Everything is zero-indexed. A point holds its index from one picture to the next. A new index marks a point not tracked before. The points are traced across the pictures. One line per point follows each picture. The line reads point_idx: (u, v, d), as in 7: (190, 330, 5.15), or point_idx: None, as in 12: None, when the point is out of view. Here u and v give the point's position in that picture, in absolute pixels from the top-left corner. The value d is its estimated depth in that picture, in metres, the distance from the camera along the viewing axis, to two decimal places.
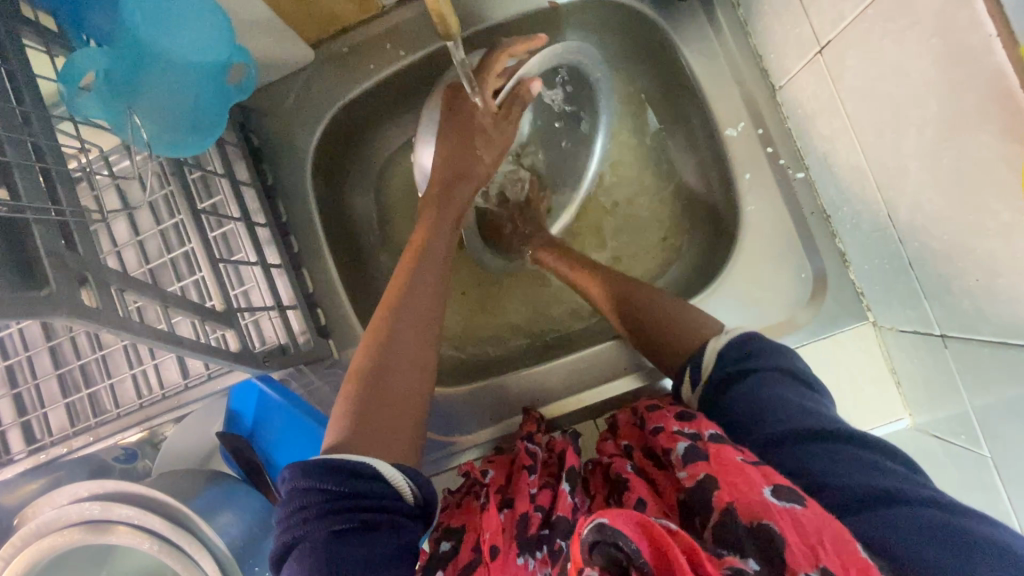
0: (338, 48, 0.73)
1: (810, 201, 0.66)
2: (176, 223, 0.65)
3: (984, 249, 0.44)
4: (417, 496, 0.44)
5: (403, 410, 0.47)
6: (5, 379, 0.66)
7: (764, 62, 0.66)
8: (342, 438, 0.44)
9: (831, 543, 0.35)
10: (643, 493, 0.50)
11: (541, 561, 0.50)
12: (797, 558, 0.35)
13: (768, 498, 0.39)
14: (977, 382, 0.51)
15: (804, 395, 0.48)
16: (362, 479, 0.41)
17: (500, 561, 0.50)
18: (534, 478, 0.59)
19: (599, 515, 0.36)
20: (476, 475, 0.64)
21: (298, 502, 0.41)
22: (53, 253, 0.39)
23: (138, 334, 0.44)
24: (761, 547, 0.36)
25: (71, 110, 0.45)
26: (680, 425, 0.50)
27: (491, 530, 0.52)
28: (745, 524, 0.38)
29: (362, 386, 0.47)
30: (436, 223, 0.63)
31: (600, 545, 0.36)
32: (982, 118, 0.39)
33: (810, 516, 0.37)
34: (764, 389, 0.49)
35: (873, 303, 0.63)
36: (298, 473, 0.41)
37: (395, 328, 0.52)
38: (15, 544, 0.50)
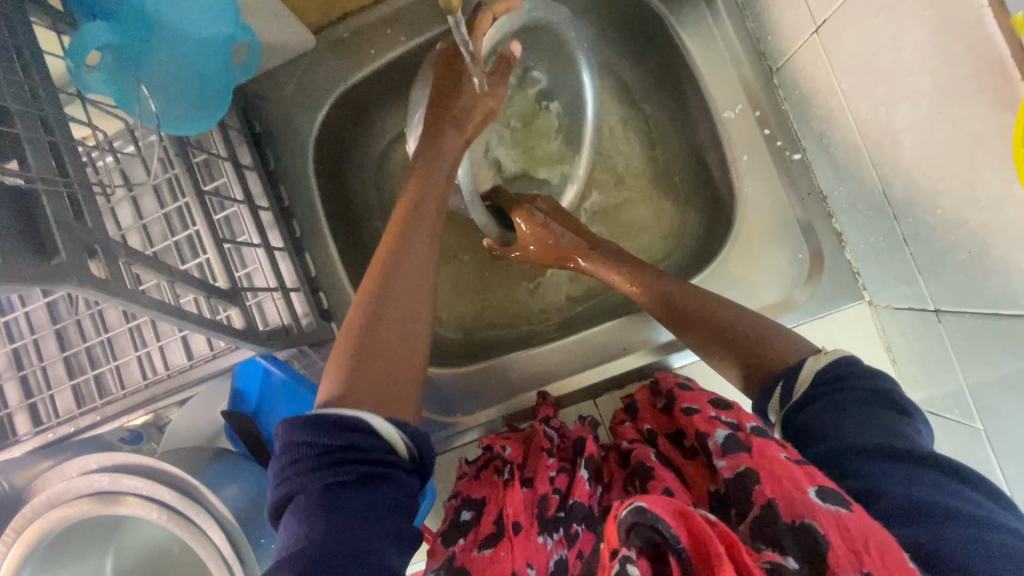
0: (340, 33, 0.73)
1: (807, 182, 0.67)
2: (180, 206, 0.66)
3: (977, 221, 0.45)
4: (411, 450, 0.43)
5: (397, 365, 0.46)
6: (11, 362, 0.67)
7: (762, 45, 0.67)
8: (334, 390, 0.43)
9: (877, 550, 0.33)
10: (670, 483, 0.52)
11: (558, 541, 0.55)
12: (841, 562, 0.34)
13: (815, 500, 0.38)
14: (970, 355, 0.52)
15: (897, 420, 0.44)
16: (355, 433, 0.40)
17: (523, 536, 0.54)
18: (552, 460, 0.60)
19: (638, 499, 0.37)
20: (495, 450, 0.64)
21: (293, 455, 0.40)
22: (63, 225, 0.40)
23: (147, 308, 0.45)
24: (802, 547, 0.36)
25: (79, 86, 0.46)
26: (715, 414, 0.55)
27: (514, 507, 0.55)
28: (787, 522, 0.39)
29: (354, 342, 0.46)
30: (437, 183, 0.61)
31: (637, 526, 0.37)
32: (974, 89, 0.40)
33: (857, 520, 0.35)
34: (846, 412, 0.45)
35: (869, 282, 0.64)
36: (290, 428, 0.40)
37: (390, 283, 0.50)
38: (26, 516, 0.51)
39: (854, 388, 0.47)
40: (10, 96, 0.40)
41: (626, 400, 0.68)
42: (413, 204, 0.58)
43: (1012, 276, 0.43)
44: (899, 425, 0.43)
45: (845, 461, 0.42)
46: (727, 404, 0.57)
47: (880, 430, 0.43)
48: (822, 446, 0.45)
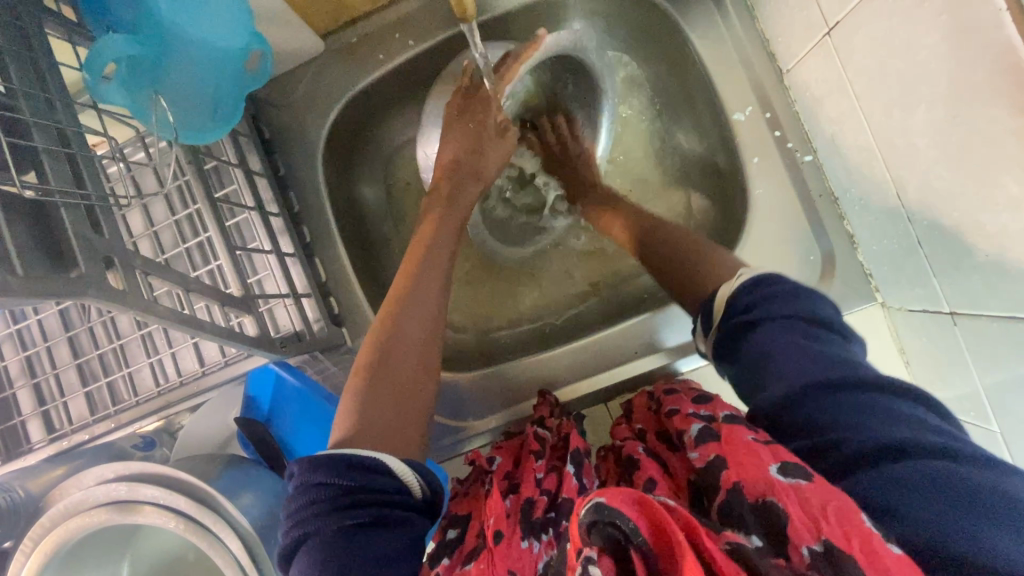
0: (348, 38, 0.73)
1: (819, 183, 0.67)
2: (191, 213, 0.66)
3: (992, 224, 0.45)
4: (424, 489, 0.44)
5: (410, 402, 0.48)
6: (25, 369, 0.68)
7: (772, 46, 0.67)
8: (348, 429, 0.45)
9: (835, 516, 0.33)
10: (653, 473, 0.53)
11: (547, 543, 0.53)
12: (800, 533, 0.34)
13: (775, 476, 0.38)
14: (986, 357, 0.51)
15: (817, 338, 0.44)
16: (370, 473, 0.41)
17: (505, 543, 0.50)
18: (541, 462, 0.61)
19: (597, 496, 0.38)
20: (481, 464, 0.66)
21: (308, 498, 0.41)
22: (81, 236, 0.40)
23: (163, 317, 0.45)
24: (766, 524, 0.37)
25: (97, 99, 0.46)
26: (693, 410, 0.55)
27: (495, 515, 0.53)
28: (753, 504, 0.39)
29: (366, 381, 0.48)
30: (448, 220, 0.64)
31: (598, 525, 0.37)
32: (991, 93, 0.40)
33: (815, 490, 0.36)
34: (780, 337, 0.45)
35: (882, 284, 0.64)
36: (303, 468, 0.41)
37: (402, 320, 0.52)
38: (44, 525, 0.52)
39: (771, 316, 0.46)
40: (28, 110, 0.40)
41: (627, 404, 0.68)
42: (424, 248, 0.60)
43: None
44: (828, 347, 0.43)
45: (786, 406, 0.41)
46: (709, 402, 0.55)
47: (811, 356, 0.42)
48: (771, 386, 0.43)
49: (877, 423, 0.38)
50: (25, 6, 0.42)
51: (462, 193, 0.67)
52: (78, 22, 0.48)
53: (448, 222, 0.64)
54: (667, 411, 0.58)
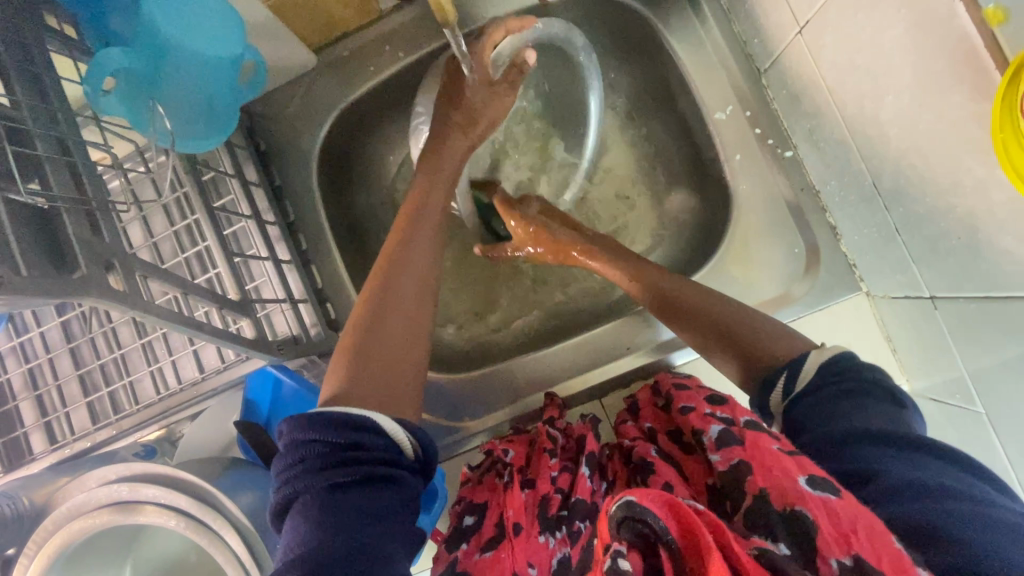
0: (340, 52, 0.76)
1: (800, 178, 0.69)
2: (189, 223, 0.68)
3: (963, 208, 0.46)
4: (416, 449, 0.45)
5: (399, 362, 0.49)
6: (27, 381, 0.69)
7: (749, 47, 0.69)
8: (339, 388, 0.46)
9: (865, 533, 0.36)
10: (671, 477, 0.54)
11: (560, 540, 0.55)
12: (830, 547, 0.37)
13: (806, 489, 0.41)
14: (967, 340, 0.53)
15: (890, 412, 0.46)
16: (358, 431, 0.42)
17: (524, 536, 0.55)
18: (555, 461, 0.61)
19: (627, 495, 0.39)
20: (497, 454, 0.66)
21: (298, 455, 0.42)
22: (83, 241, 0.41)
23: (162, 319, 0.46)
24: (795, 533, 0.40)
25: (95, 108, 0.48)
26: (709, 410, 0.57)
27: (515, 508, 0.57)
28: (778, 510, 0.42)
29: (360, 338, 0.49)
30: (431, 196, 0.65)
31: (628, 520, 0.39)
32: (952, 80, 0.42)
33: (845, 505, 0.38)
34: (848, 403, 0.47)
35: (866, 273, 0.66)
36: (296, 425, 0.42)
37: (392, 285, 0.54)
38: (47, 528, 0.53)
39: (852, 382, 0.49)
40: (32, 121, 0.42)
41: (631, 399, 0.69)
42: (409, 223, 0.61)
43: (1002, 261, 0.45)
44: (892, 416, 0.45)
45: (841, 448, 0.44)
46: (721, 404, 0.57)
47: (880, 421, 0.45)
48: (826, 432, 0.46)
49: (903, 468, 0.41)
50: (28, 25, 0.45)
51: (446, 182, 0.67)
52: (80, 41, 0.51)
53: (433, 197, 0.65)
54: (682, 411, 0.59)
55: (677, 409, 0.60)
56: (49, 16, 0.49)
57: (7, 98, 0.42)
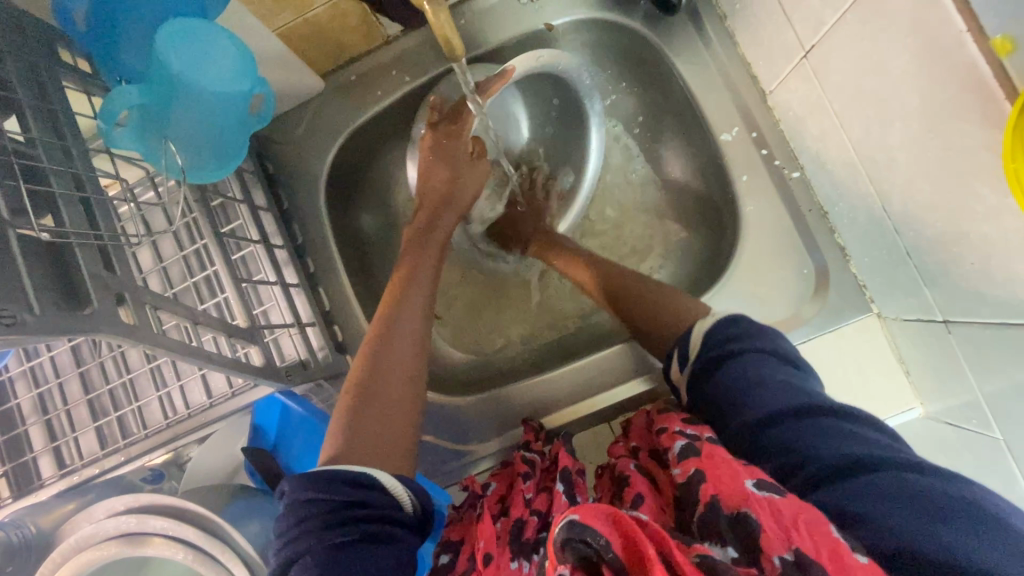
0: (347, 76, 0.77)
1: (808, 199, 0.69)
2: (197, 248, 0.68)
3: (975, 233, 0.46)
4: (415, 504, 0.46)
5: (395, 418, 0.49)
6: (37, 406, 0.69)
7: (754, 69, 0.69)
8: (337, 448, 0.46)
9: (806, 528, 0.36)
10: (642, 490, 0.50)
11: (536, 564, 0.50)
12: (772, 542, 0.36)
13: (751, 490, 0.40)
14: (983, 365, 0.52)
15: (787, 371, 0.49)
16: (357, 488, 0.43)
17: (494, 566, 0.50)
18: (528, 484, 0.58)
19: (570, 513, 0.37)
20: (473, 490, 0.64)
21: (298, 514, 0.42)
22: (95, 275, 0.42)
23: (171, 350, 0.46)
24: (741, 536, 0.38)
25: (108, 143, 0.49)
26: (680, 427, 0.50)
27: (485, 539, 0.53)
28: (726, 513, 0.40)
29: (358, 401, 0.49)
30: (428, 243, 0.67)
31: (570, 543, 0.37)
32: (961, 108, 0.42)
33: (787, 503, 0.38)
34: (758, 367, 0.49)
35: (877, 294, 0.65)
36: (298, 485, 0.43)
37: (388, 337, 0.54)
38: (55, 559, 0.53)
39: (749, 349, 0.51)
40: (46, 157, 0.43)
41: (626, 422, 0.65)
42: (406, 277, 0.62)
43: (1015, 286, 0.44)
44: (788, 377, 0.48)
45: (766, 426, 0.45)
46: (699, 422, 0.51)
47: (786, 385, 0.47)
48: (744, 414, 0.47)
49: (837, 440, 0.42)
50: (43, 62, 0.46)
51: (440, 223, 0.69)
52: (94, 75, 0.51)
53: (431, 246, 0.67)
54: (657, 430, 0.54)
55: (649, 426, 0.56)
56: (64, 52, 0.50)
57: (22, 136, 0.43)
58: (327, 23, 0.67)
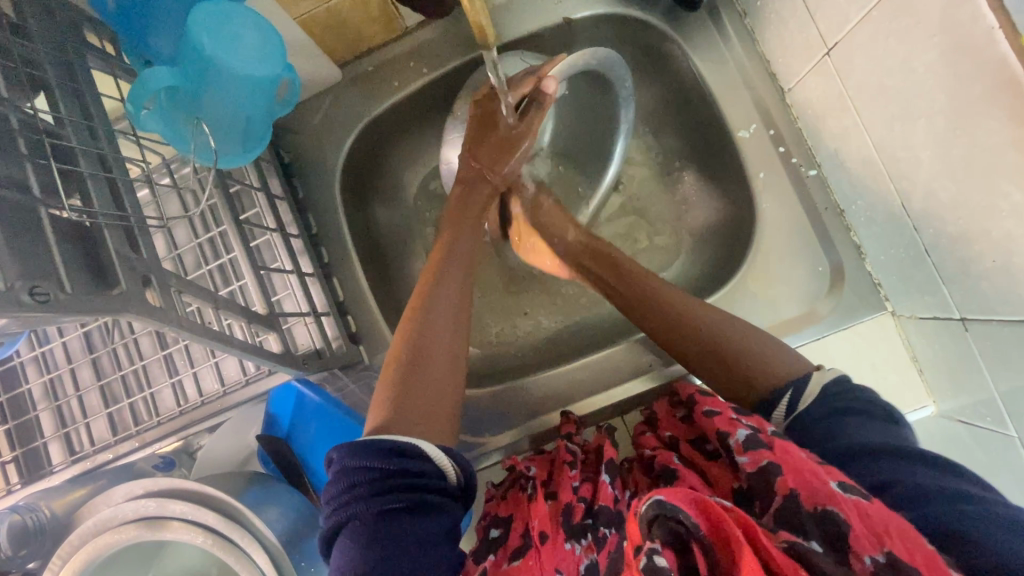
0: (364, 67, 0.77)
1: (824, 197, 0.69)
2: (213, 235, 0.68)
3: (998, 231, 0.46)
4: (458, 474, 0.46)
5: (440, 391, 0.51)
6: (46, 392, 0.69)
7: (772, 67, 0.70)
8: (387, 416, 0.47)
9: (897, 533, 0.37)
10: (693, 482, 0.52)
11: (587, 547, 0.53)
12: (863, 543, 0.37)
13: (836, 490, 0.40)
14: (999, 361, 0.52)
15: (889, 426, 0.47)
16: (406, 459, 0.43)
17: (550, 545, 0.52)
18: (574, 472, 0.59)
19: (656, 494, 0.40)
20: (519, 469, 0.63)
21: (349, 480, 0.43)
22: (123, 256, 0.41)
23: (195, 334, 0.46)
24: (826, 533, 0.39)
25: (134, 125, 0.48)
26: (736, 415, 0.53)
27: (539, 518, 0.54)
28: (809, 511, 0.41)
29: (401, 374, 0.51)
30: (462, 224, 0.69)
31: (660, 518, 0.40)
32: (989, 105, 0.42)
33: (875, 508, 0.38)
34: (845, 419, 0.48)
35: (891, 293, 0.65)
36: (348, 454, 0.44)
37: (428, 314, 0.56)
38: (73, 542, 0.52)
39: (852, 402, 0.49)
40: (74, 136, 0.43)
41: (649, 411, 0.67)
42: (442, 256, 0.64)
43: None
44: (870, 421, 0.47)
45: (845, 462, 0.46)
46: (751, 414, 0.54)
47: (871, 432, 0.46)
48: (830, 443, 0.47)
49: (916, 472, 0.42)
50: (71, 42, 0.46)
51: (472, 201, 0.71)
52: (120, 59, 0.51)
53: (467, 228, 0.68)
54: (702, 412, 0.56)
55: (699, 411, 0.56)
56: (90, 34, 0.50)
57: (51, 115, 0.43)
58: (346, 12, 0.67)
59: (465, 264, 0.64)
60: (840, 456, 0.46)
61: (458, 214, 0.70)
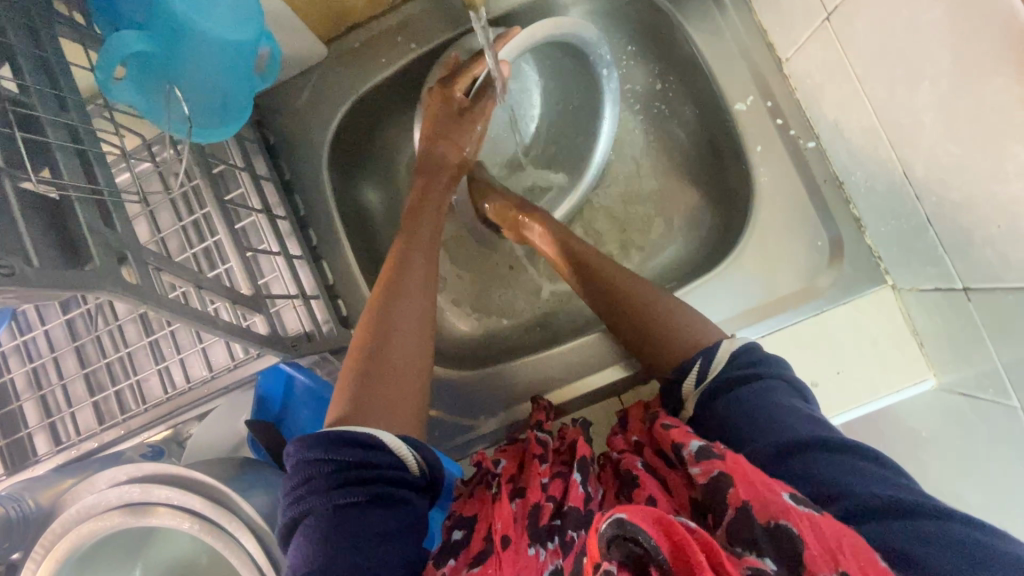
0: (350, 43, 0.74)
1: (823, 169, 0.67)
2: (198, 218, 0.66)
3: (1005, 194, 0.45)
4: (421, 464, 0.46)
5: (406, 382, 0.50)
6: (30, 381, 0.67)
7: (770, 37, 0.68)
8: (347, 408, 0.47)
9: (850, 551, 0.34)
10: (654, 491, 0.47)
11: (553, 551, 0.45)
12: (819, 564, 0.34)
13: (790, 504, 0.37)
14: (1003, 330, 0.51)
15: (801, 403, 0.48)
16: (363, 449, 0.43)
17: (512, 550, 0.45)
18: (545, 468, 0.54)
19: (618, 511, 0.35)
20: (486, 465, 0.59)
21: (306, 472, 0.43)
22: (95, 231, 0.39)
23: (176, 314, 0.44)
24: (781, 549, 0.36)
25: (104, 93, 0.46)
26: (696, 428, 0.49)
27: (503, 520, 0.48)
28: (763, 525, 0.37)
29: (363, 364, 0.50)
30: (426, 211, 0.67)
31: (619, 540, 0.35)
32: (998, 61, 0.41)
33: (828, 523, 0.36)
34: (767, 403, 0.47)
35: (892, 266, 0.64)
36: (305, 445, 0.44)
37: (392, 304, 0.55)
38: (56, 530, 0.51)
39: (762, 375, 0.50)
40: (40, 105, 0.40)
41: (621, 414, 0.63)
42: (405, 243, 0.62)
43: None
44: (807, 411, 0.47)
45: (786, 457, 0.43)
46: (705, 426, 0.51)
47: (793, 418, 0.46)
48: (763, 436, 0.45)
49: (858, 477, 0.40)
50: (36, 8, 0.43)
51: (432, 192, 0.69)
52: (91, 28, 0.49)
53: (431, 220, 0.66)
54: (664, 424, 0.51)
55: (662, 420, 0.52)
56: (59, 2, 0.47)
57: (16, 84, 0.41)
58: None
59: (431, 255, 0.63)
60: (779, 453, 0.44)
61: (414, 217, 0.66)
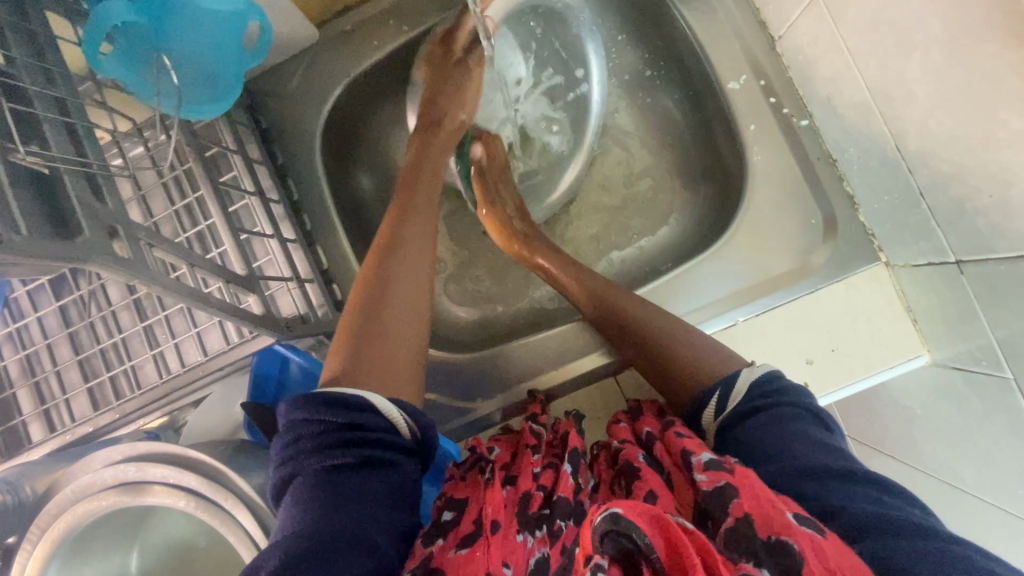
0: (342, 26, 0.74)
1: (816, 146, 0.67)
2: (190, 202, 0.65)
3: (995, 163, 0.45)
4: (411, 429, 0.46)
5: (400, 346, 0.50)
6: (24, 368, 0.67)
7: (762, 15, 0.68)
8: (341, 370, 0.47)
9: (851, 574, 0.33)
10: (654, 484, 0.45)
11: (540, 539, 0.44)
12: None
13: (793, 522, 0.36)
14: (995, 301, 0.51)
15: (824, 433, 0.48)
16: (352, 411, 0.43)
17: (500, 535, 0.44)
18: (538, 459, 0.53)
19: (614, 506, 0.35)
20: (481, 452, 0.59)
21: (295, 433, 0.43)
22: (85, 204, 0.39)
23: (171, 290, 0.44)
24: (778, 563, 0.35)
25: (94, 68, 0.46)
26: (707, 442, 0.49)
27: (494, 505, 0.46)
28: (762, 538, 0.37)
29: (358, 327, 0.50)
30: (421, 183, 0.65)
31: (611, 534, 0.35)
32: (987, 28, 0.41)
33: (831, 546, 0.35)
34: (787, 431, 0.47)
35: (885, 243, 0.64)
36: (295, 406, 0.44)
37: (387, 267, 0.54)
38: (52, 509, 0.52)
39: (783, 406, 0.50)
40: (28, 78, 0.40)
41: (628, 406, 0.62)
42: (400, 209, 0.61)
43: None
44: (830, 442, 0.46)
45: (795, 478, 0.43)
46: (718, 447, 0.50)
47: (810, 446, 0.45)
48: (776, 462, 0.45)
49: (860, 496, 0.40)
50: None
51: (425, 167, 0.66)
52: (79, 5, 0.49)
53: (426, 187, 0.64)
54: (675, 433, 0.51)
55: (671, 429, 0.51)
56: None
57: (3, 57, 0.40)
58: None
59: (424, 220, 0.61)
60: (794, 474, 0.43)
61: (408, 195, 0.63)
